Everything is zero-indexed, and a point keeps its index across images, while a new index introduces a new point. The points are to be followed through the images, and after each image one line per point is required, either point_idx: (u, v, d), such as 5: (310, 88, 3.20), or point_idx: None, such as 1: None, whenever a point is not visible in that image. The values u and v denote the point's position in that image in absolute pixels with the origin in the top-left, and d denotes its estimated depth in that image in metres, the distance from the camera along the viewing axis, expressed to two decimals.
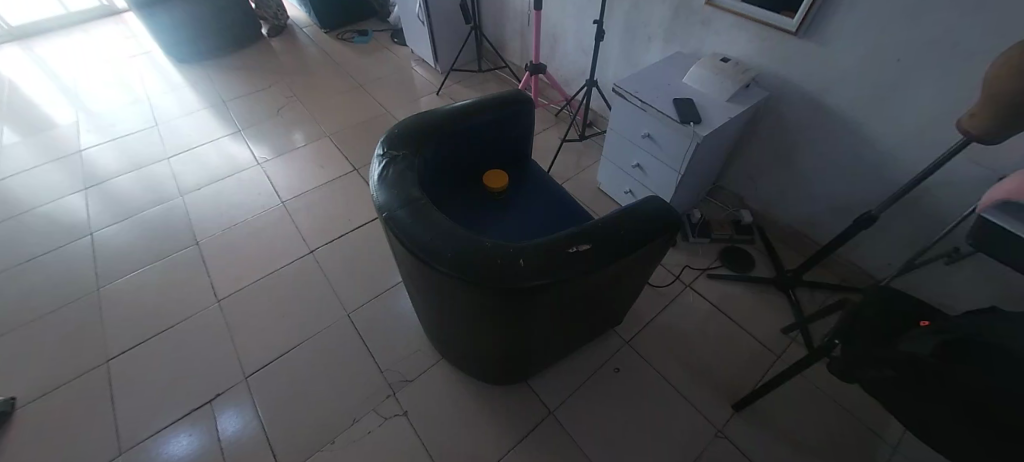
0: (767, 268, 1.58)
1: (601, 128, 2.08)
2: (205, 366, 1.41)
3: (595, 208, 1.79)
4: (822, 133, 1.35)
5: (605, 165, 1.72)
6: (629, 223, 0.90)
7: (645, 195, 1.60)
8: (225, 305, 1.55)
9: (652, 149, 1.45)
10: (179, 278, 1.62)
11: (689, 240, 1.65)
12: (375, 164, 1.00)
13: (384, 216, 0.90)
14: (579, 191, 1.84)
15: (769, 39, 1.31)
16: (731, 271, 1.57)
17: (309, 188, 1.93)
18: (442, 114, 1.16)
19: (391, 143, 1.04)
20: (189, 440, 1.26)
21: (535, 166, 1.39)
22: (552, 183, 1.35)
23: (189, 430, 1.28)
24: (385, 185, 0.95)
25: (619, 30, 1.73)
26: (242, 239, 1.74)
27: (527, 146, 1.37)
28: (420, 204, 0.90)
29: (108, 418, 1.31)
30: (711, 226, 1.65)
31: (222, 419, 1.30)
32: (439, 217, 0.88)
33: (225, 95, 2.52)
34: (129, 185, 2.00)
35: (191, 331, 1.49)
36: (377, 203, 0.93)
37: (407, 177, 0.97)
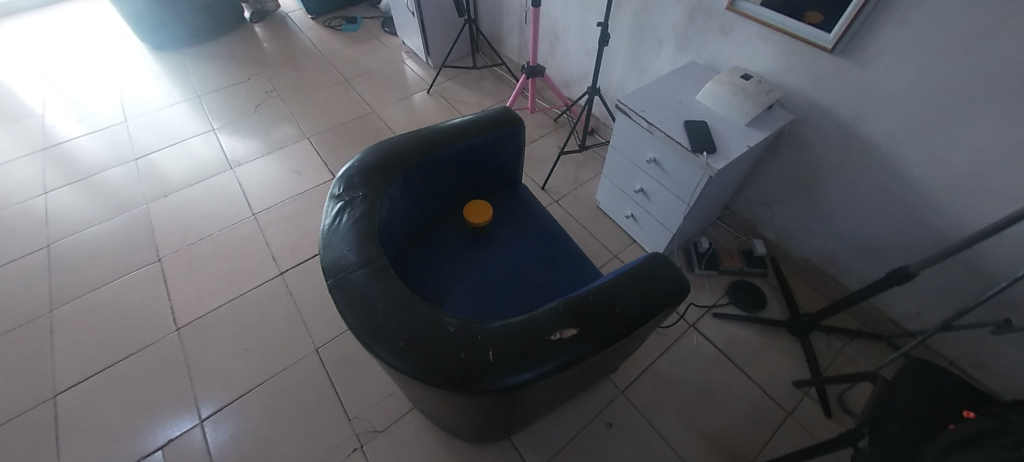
0: (780, 307, 1.43)
1: (603, 137, 1.90)
2: (159, 405, 1.30)
3: (592, 230, 1.63)
4: (854, 165, 1.18)
5: (605, 185, 1.55)
6: (625, 292, 0.75)
7: (648, 221, 1.44)
8: (187, 334, 1.43)
9: (658, 176, 1.27)
10: (137, 301, 1.50)
11: (694, 272, 1.50)
12: (327, 209, 0.84)
13: (329, 279, 0.74)
14: (575, 211, 1.68)
15: (798, 54, 1.13)
16: (739, 310, 1.42)
17: (283, 198, 1.78)
18: (416, 140, 0.99)
19: (349, 180, 0.88)
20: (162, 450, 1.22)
21: (526, 194, 1.23)
22: (543, 215, 1.19)
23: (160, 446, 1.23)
24: (336, 238, 0.79)
25: (627, 32, 1.54)
26: (209, 257, 1.61)
27: (515, 173, 1.21)
28: (374, 266, 0.74)
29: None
30: (720, 256, 1.49)
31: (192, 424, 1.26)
32: (396, 284, 0.72)
33: (202, 87, 2.35)
34: (92, 190, 1.86)
35: (148, 363, 1.37)
36: (324, 260, 0.77)
37: (363, 226, 0.81)
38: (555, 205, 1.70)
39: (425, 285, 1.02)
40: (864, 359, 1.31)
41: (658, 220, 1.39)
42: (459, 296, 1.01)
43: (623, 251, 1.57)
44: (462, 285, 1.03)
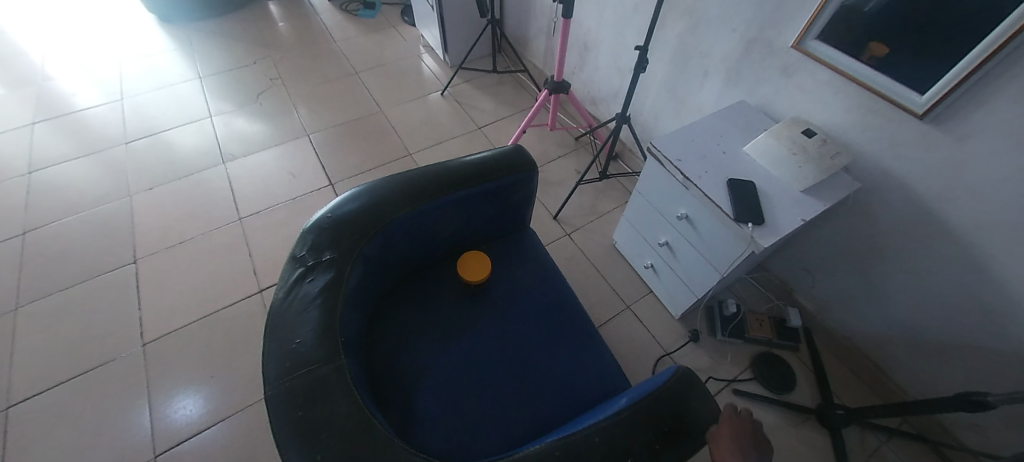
0: (810, 392, 1.31)
1: (626, 164, 1.72)
2: (114, 431, 1.20)
3: (604, 273, 1.47)
4: (924, 250, 0.99)
5: (624, 227, 1.38)
6: (639, 433, 0.58)
7: (671, 276, 1.26)
8: (154, 351, 1.34)
9: (688, 234, 1.09)
10: (107, 307, 1.41)
11: (716, 337, 1.36)
12: (288, 275, 0.70)
13: (267, 383, 0.59)
14: (587, 249, 1.52)
15: (875, 112, 0.94)
16: (765, 389, 1.30)
17: (273, 203, 1.67)
18: (405, 188, 0.82)
19: (315, 242, 0.73)
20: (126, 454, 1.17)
21: (533, 242, 1.07)
22: (552, 269, 1.04)
23: (125, 447, 1.18)
24: (288, 319, 0.65)
25: (668, 55, 1.34)
26: (189, 265, 1.51)
27: (521, 219, 1.05)
28: (326, 369, 0.60)
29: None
30: (748, 324, 1.35)
31: (174, 405, 1.25)
32: (351, 400, 0.57)
33: (205, 68, 2.20)
34: (77, 174, 1.74)
35: (109, 380, 1.28)
36: (267, 353, 0.62)
37: (323, 307, 0.66)
38: (566, 239, 1.54)
39: (404, 354, 0.86)
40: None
41: (682, 278, 1.22)
42: (441, 371, 0.86)
43: (636, 303, 1.42)
44: (447, 355, 0.88)
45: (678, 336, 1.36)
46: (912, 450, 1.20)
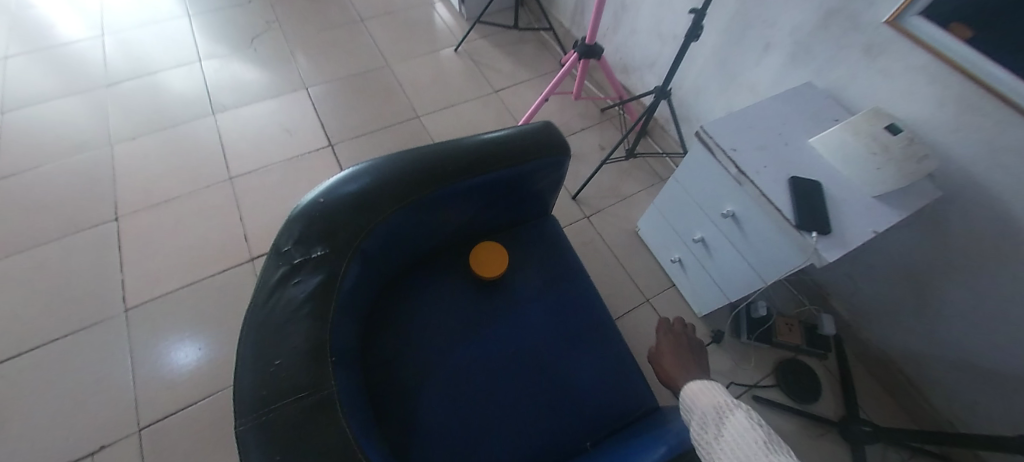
0: (834, 403, 1.23)
1: (655, 143, 1.56)
2: (94, 402, 1.13)
3: (624, 263, 1.35)
4: (1003, 271, 0.86)
5: (652, 215, 1.25)
6: None
7: (700, 274, 1.15)
8: (137, 318, 1.25)
9: (730, 234, 0.97)
10: (87, 267, 1.31)
11: (740, 340, 1.26)
12: (271, 272, 0.58)
13: (239, 414, 0.49)
14: (608, 234, 1.39)
15: (977, 109, 0.78)
16: (787, 397, 1.21)
17: (267, 164, 1.53)
18: (412, 169, 0.68)
19: (303, 234, 0.60)
20: (105, 428, 1.10)
21: (556, 232, 0.96)
22: (574, 266, 0.93)
23: (104, 422, 1.10)
24: (269, 332, 0.54)
25: (723, 21, 1.17)
26: (176, 226, 1.40)
27: (541, 204, 0.92)
28: (311, 402, 0.49)
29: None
30: (776, 328, 1.25)
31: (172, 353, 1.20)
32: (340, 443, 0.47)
33: (196, 4, 1.99)
34: (53, 117, 1.59)
35: (89, 347, 1.20)
36: (241, 374, 0.51)
37: (310, 319, 0.55)
38: (584, 222, 1.40)
39: (406, 357, 0.77)
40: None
41: (713, 278, 1.10)
42: (447, 378, 0.76)
43: (657, 297, 1.30)
44: (454, 361, 0.78)
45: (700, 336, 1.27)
46: None
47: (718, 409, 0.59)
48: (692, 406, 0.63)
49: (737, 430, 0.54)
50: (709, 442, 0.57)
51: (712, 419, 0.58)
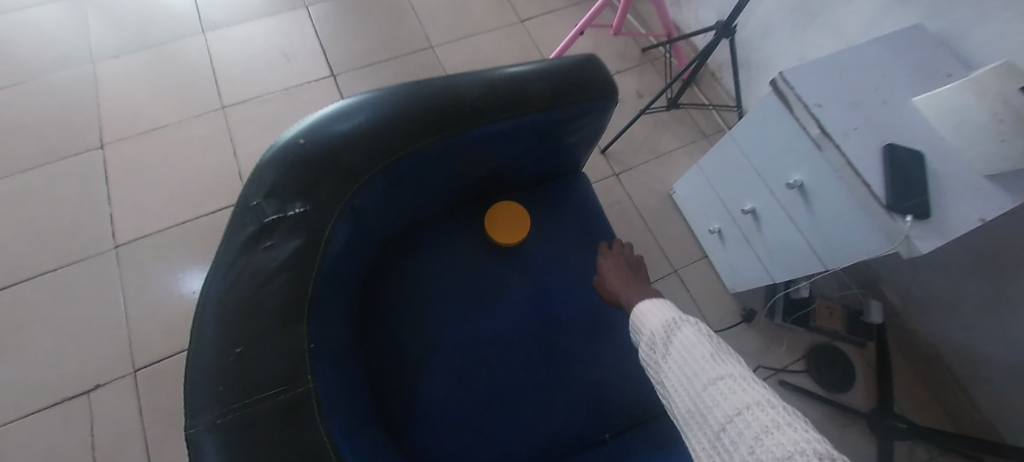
0: (866, 394, 1.13)
1: (701, 92, 1.37)
2: (88, 341, 1.08)
3: (654, 228, 1.21)
4: None
5: (693, 175, 1.10)
6: None
7: (739, 246, 1.03)
8: (128, 256, 1.17)
9: (790, 207, 0.83)
10: (74, 198, 1.22)
11: (774, 321, 1.15)
12: (237, 232, 0.46)
13: (194, 410, 0.40)
14: (638, 195, 1.24)
15: None
16: (816, 384, 1.12)
17: (263, 92, 1.38)
18: (419, 106, 0.53)
19: (274, 184, 0.46)
20: (99, 368, 1.06)
21: (586, 193, 0.83)
22: (603, 235, 0.81)
23: (100, 361, 1.06)
24: (232, 312, 0.43)
25: None
26: (165, 159, 1.28)
27: (570, 159, 0.78)
28: (281, 405, 0.40)
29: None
30: (815, 311, 1.13)
31: (185, 283, 1.16)
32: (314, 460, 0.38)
33: None
34: (27, 25, 1.42)
35: (80, 283, 1.13)
36: (196, 361, 0.42)
37: (282, 298, 0.44)
38: (612, 180, 1.25)
39: (407, 330, 0.67)
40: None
41: (757, 255, 0.97)
42: (451, 356, 0.67)
43: (686, 268, 1.18)
44: (460, 337, 0.68)
45: (730, 314, 1.16)
46: None
47: (666, 328, 0.55)
48: (641, 327, 0.58)
49: (684, 347, 0.50)
50: (657, 361, 0.53)
51: (661, 338, 0.54)
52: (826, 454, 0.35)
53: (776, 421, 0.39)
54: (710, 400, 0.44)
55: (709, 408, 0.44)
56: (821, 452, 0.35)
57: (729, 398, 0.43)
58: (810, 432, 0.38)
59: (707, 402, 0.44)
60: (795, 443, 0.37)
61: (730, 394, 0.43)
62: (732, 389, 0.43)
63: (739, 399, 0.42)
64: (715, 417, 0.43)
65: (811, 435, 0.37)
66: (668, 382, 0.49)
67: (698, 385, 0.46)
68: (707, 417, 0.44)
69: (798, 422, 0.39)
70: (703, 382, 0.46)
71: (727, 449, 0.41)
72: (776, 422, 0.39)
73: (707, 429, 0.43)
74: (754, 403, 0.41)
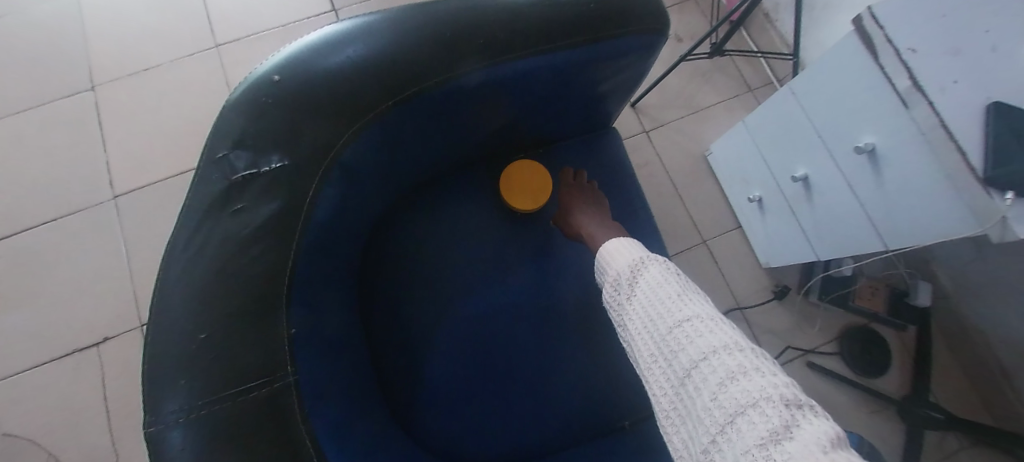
0: (901, 379, 1.05)
1: (749, 37, 1.20)
2: (91, 293, 1.05)
3: (685, 193, 1.11)
4: None
5: (737, 135, 0.98)
6: None
7: (781, 217, 0.93)
8: (126, 207, 1.12)
9: (852, 176, 0.72)
10: (68, 144, 1.15)
11: (808, 299, 1.07)
12: (203, 191, 0.38)
13: (156, 402, 0.34)
14: (670, 156, 1.13)
15: None
16: (847, 366, 1.05)
17: (260, 30, 1.26)
18: (423, 36, 0.42)
19: (244, 132, 0.38)
20: (105, 321, 1.04)
21: (616, 151, 0.73)
22: (632, 201, 0.71)
23: (105, 313, 1.04)
24: (199, 287, 0.36)
25: None
26: (159, 102, 1.19)
27: (600, 109, 0.67)
28: (256, 401, 0.34)
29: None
30: (857, 290, 1.04)
31: None
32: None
33: None
34: None
35: (80, 234, 1.09)
36: (156, 347, 0.35)
37: (256, 274, 0.37)
38: (641, 137, 1.13)
39: (413, 302, 0.61)
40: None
41: (802, 228, 0.88)
42: (460, 332, 0.61)
43: (716, 238, 1.09)
44: (470, 311, 0.62)
45: (761, 289, 1.07)
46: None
47: (634, 267, 0.48)
48: (607, 267, 0.51)
49: (651, 286, 0.43)
50: (621, 303, 0.46)
51: (626, 279, 0.47)
52: (796, 399, 0.28)
53: (743, 363, 0.32)
54: (673, 342, 0.37)
55: (671, 352, 0.37)
56: (790, 399, 0.28)
57: (693, 340, 0.36)
58: (782, 376, 0.31)
59: (670, 345, 0.38)
60: (760, 387, 0.30)
61: (694, 336, 0.36)
62: (697, 330, 0.36)
63: (703, 340, 0.35)
64: (678, 361, 0.36)
65: (783, 379, 0.30)
66: (630, 325, 0.43)
67: (661, 327, 0.39)
68: (670, 361, 0.37)
69: (769, 364, 0.32)
70: (667, 323, 0.39)
71: (689, 395, 0.34)
72: (743, 366, 0.32)
73: (671, 373, 0.37)
74: (720, 345, 0.34)
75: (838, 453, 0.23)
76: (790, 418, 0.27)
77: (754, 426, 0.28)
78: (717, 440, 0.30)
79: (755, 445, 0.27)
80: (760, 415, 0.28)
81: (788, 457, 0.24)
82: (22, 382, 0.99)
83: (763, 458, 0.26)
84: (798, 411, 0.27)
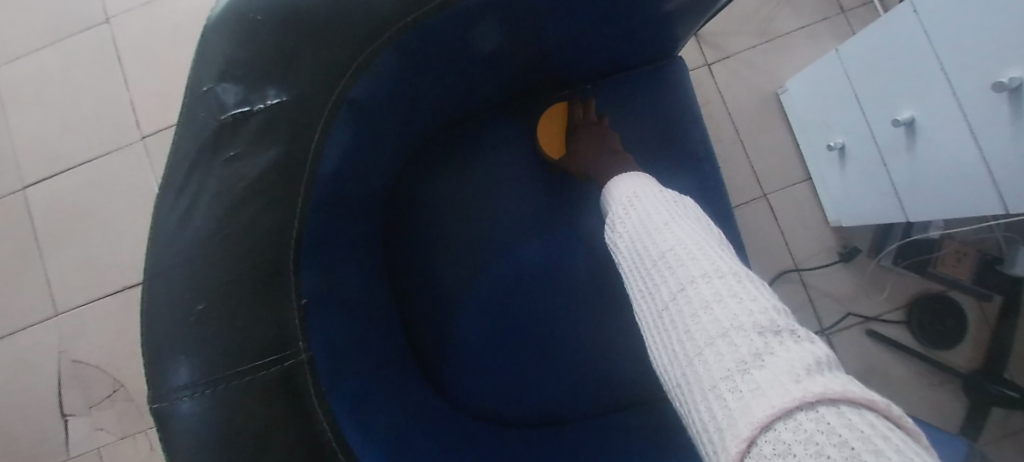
0: (974, 353, 0.95)
1: None
2: (132, 234, 1.06)
3: (750, 140, 0.97)
4: None
5: (825, 67, 0.82)
6: None
7: (866, 168, 0.80)
8: (155, 147, 1.09)
9: (980, 118, 0.58)
10: (92, 80, 1.11)
11: (880, 263, 0.95)
12: (194, 132, 0.31)
13: (154, 375, 0.30)
14: (736, 96, 0.98)
15: None
16: (914, 336, 0.95)
17: None
18: None
19: (230, 59, 0.30)
20: None
21: (682, 89, 0.62)
22: (695, 149, 0.61)
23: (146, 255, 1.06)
24: (198, 250, 0.30)
25: None
26: (176, 32, 1.11)
27: (667, 33, 0.55)
28: (267, 380, 0.30)
29: (36, 270, 1.06)
30: (940, 256, 0.93)
31: None
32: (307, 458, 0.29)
33: None
34: None
35: (113, 175, 1.08)
36: (149, 316, 0.30)
37: (259, 236, 0.30)
38: (703, 73, 0.98)
39: (443, 257, 0.56)
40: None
41: (892, 182, 0.75)
42: (493, 292, 0.56)
43: (779, 192, 0.96)
44: (505, 269, 0.57)
45: (825, 249, 0.96)
46: None
47: (627, 200, 0.41)
48: (606, 202, 0.45)
49: (638, 217, 0.37)
50: (610, 238, 0.40)
51: (619, 211, 0.41)
52: (775, 325, 0.23)
53: (720, 288, 0.26)
54: (653, 272, 0.32)
55: (651, 283, 0.32)
56: (767, 324, 0.23)
57: (672, 268, 0.30)
58: (766, 300, 0.25)
59: (650, 277, 0.32)
60: (734, 315, 0.24)
61: (674, 263, 0.30)
62: (679, 257, 0.31)
63: (682, 266, 0.30)
64: (657, 292, 0.31)
65: (765, 304, 0.24)
66: (617, 260, 0.38)
67: (642, 258, 0.34)
68: (649, 292, 0.32)
69: (751, 287, 0.26)
70: (649, 253, 0.33)
71: (664, 328, 0.29)
72: (720, 292, 0.26)
73: (649, 306, 0.32)
74: (698, 269, 0.29)
75: (812, 380, 0.18)
76: (763, 346, 0.22)
77: (723, 358, 0.23)
78: (687, 372, 0.26)
79: (721, 378, 0.22)
80: (731, 345, 0.23)
81: (755, 388, 0.20)
82: (80, 316, 1.04)
83: (728, 391, 0.22)
84: (775, 339, 0.22)
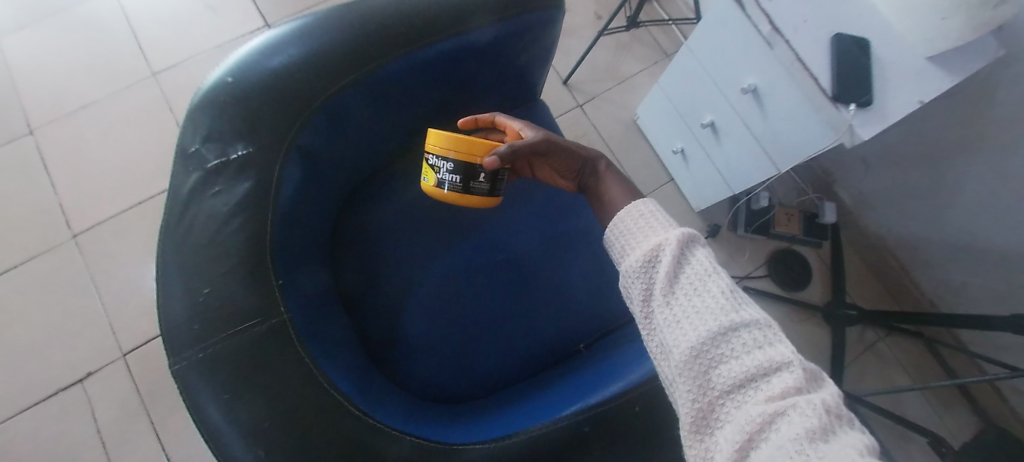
0: (822, 289, 1.21)
1: (663, 11, 1.34)
2: (67, 333, 1.07)
3: (622, 156, 1.22)
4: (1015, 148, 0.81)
5: (655, 97, 1.10)
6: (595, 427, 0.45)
7: (700, 161, 1.06)
8: (89, 243, 1.13)
9: (747, 111, 0.84)
10: (14, 191, 1.14)
11: (738, 233, 1.21)
12: (184, 176, 0.45)
13: (174, 350, 0.41)
14: (604, 124, 1.24)
15: None
16: (777, 284, 1.19)
17: (194, 56, 1.28)
18: (349, 33, 0.50)
19: (211, 130, 0.45)
20: (87, 357, 1.06)
21: (548, 121, 0.84)
22: None
23: (85, 350, 1.06)
24: (195, 252, 0.43)
25: None
26: (103, 137, 1.20)
27: (525, 84, 0.76)
28: (258, 336, 0.41)
29: None
30: (775, 218, 1.18)
31: None
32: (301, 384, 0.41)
33: None
34: None
35: (44, 278, 1.10)
36: (164, 308, 0.42)
37: (242, 238, 0.43)
38: (576, 111, 1.24)
39: (384, 271, 0.69)
40: (892, 360, 1.20)
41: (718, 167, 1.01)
42: (427, 288, 0.69)
43: (653, 193, 1.21)
44: (436, 273, 0.70)
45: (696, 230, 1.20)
46: (908, 341, 1.21)
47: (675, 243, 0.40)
48: (632, 238, 0.43)
49: (696, 271, 0.36)
50: (648, 282, 0.38)
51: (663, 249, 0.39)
52: (838, 412, 0.26)
53: (790, 371, 0.29)
54: (715, 334, 0.32)
55: (710, 343, 0.32)
56: (834, 409, 0.26)
57: (739, 339, 0.31)
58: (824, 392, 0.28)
59: (713, 342, 0.32)
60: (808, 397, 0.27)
61: (744, 334, 0.31)
62: (755, 339, 0.31)
63: (752, 341, 0.31)
64: (716, 354, 0.32)
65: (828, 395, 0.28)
66: (659, 303, 0.36)
67: (704, 318, 0.33)
68: (703, 350, 0.32)
69: (813, 379, 0.29)
70: (713, 313, 0.33)
71: (722, 391, 0.31)
72: (792, 376, 0.29)
73: (698, 365, 0.32)
74: (771, 348, 0.30)
75: None
76: (831, 428, 0.25)
77: (793, 426, 0.26)
78: (745, 436, 0.27)
79: (791, 445, 0.25)
80: (801, 415, 0.26)
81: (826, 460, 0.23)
82: (7, 429, 1.00)
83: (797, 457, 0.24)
84: (838, 423, 0.26)
